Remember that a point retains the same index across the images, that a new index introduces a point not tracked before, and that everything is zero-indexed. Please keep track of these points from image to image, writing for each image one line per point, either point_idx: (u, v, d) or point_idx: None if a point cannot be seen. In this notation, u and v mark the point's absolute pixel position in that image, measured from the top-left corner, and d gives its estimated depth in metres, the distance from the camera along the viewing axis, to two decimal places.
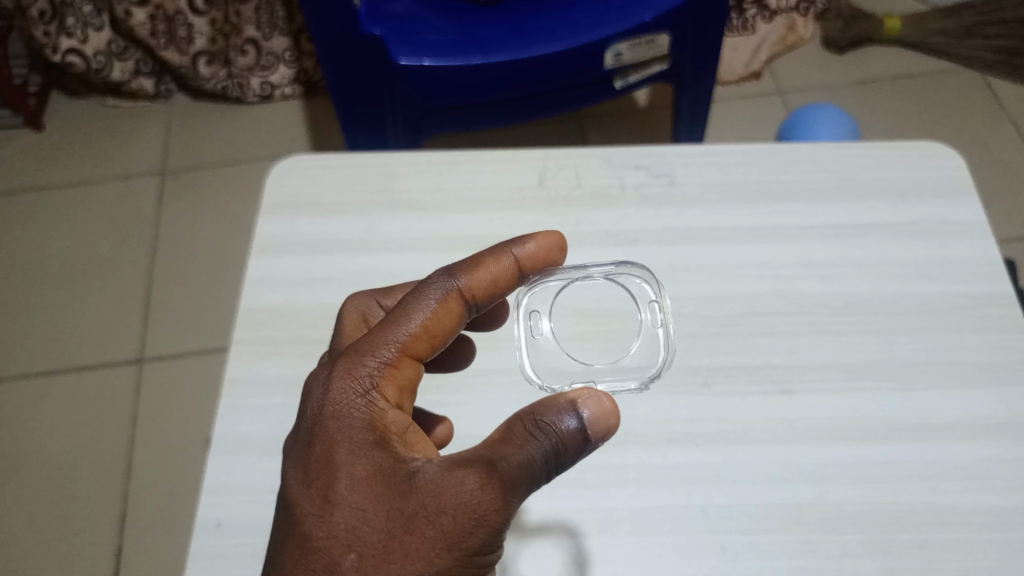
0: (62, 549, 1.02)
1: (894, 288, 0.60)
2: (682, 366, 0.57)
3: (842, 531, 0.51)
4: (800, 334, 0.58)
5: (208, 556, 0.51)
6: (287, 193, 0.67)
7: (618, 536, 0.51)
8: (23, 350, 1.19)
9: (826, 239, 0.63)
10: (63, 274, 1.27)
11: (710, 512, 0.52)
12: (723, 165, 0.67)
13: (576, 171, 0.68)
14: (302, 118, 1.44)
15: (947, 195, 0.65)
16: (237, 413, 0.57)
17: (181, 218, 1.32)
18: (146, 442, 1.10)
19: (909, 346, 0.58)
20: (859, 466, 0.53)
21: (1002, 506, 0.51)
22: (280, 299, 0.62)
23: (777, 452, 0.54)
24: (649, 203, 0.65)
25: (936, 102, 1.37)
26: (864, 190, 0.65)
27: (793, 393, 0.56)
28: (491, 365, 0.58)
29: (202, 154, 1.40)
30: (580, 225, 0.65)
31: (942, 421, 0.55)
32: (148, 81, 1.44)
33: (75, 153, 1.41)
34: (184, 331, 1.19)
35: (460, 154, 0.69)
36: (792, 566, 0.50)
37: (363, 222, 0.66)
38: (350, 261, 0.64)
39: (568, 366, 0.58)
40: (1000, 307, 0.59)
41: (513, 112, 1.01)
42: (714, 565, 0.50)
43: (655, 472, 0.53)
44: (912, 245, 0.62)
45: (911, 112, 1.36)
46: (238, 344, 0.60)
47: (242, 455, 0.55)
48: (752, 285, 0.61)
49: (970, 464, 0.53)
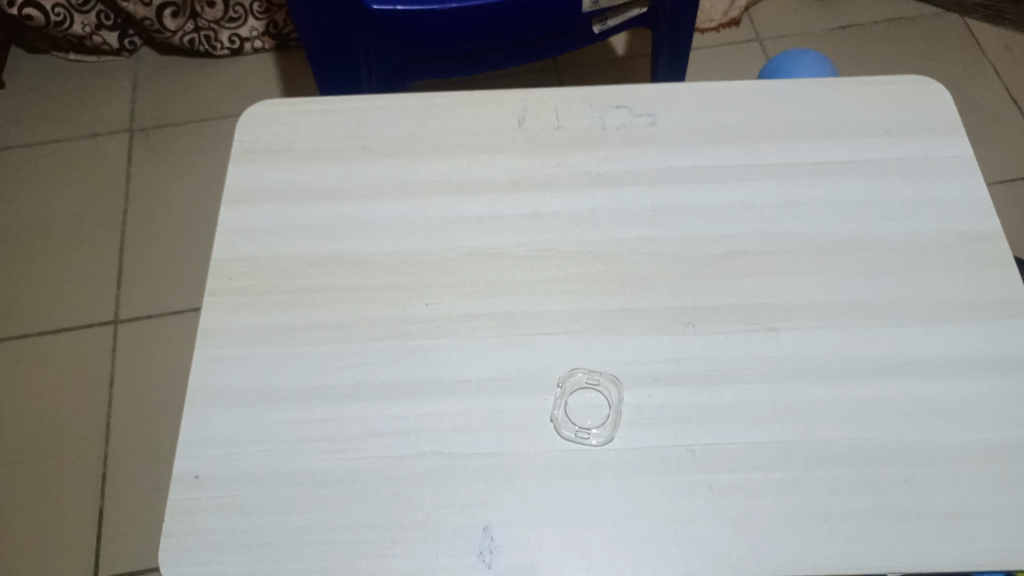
0: (43, 514, 1.01)
1: (881, 225, 0.60)
2: (667, 308, 0.56)
3: (831, 468, 0.50)
4: (785, 273, 0.58)
5: (187, 510, 0.49)
6: (260, 139, 0.65)
7: (603, 479, 0.50)
8: (17, 309, 1.16)
9: (812, 176, 0.62)
10: (43, 235, 1.24)
11: (697, 452, 0.50)
12: (705, 107, 0.66)
13: (556, 112, 0.66)
14: (274, 72, 1.40)
15: (934, 129, 0.64)
16: (214, 364, 0.55)
17: (153, 176, 1.29)
18: (125, 406, 1.08)
19: (895, 283, 0.57)
20: (845, 403, 0.52)
21: (989, 440, 0.51)
22: (255, 249, 0.60)
23: (764, 392, 0.53)
24: (631, 143, 0.64)
25: (890, 48, 1.35)
26: (849, 128, 0.64)
27: (779, 331, 0.55)
28: (456, 312, 0.57)
29: (172, 110, 1.36)
30: (560, 167, 0.63)
31: (928, 357, 0.54)
32: (112, 36, 1.38)
33: (49, 111, 1.37)
34: (159, 290, 1.18)
35: (437, 96, 0.67)
36: (779, 505, 0.48)
37: (338, 168, 0.64)
38: (324, 209, 0.62)
39: (553, 290, 0.57)
40: (986, 244, 0.59)
41: (477, 62, 0.99)
42: (702, 504, 0.49)
43: (640, 414, 0.52)
44: (899, 182, 0.61)
45: (864, 54, 1.35)
46: (213, 294, 0.58)
47: (220, 407, 0.53)
48: (736, 225, 0.60)
49: (956, 398, 0.52)
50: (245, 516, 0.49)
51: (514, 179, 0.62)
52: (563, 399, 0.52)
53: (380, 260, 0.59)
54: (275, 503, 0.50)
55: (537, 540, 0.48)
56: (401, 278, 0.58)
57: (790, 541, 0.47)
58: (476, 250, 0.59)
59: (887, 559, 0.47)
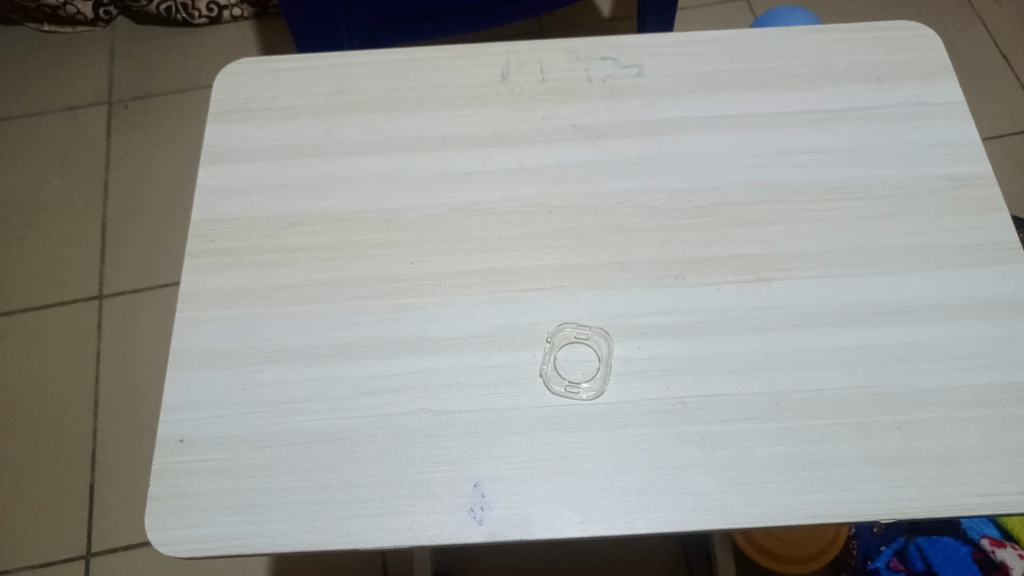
0: (34, 490, 1.00)
1: (872, 172, 0.59)
2: (656, 260, 0.55)
3: (825, 417, 0.49)
4: (776, 223, 0.57)
5: (173, 473, 0.49)
6: (237, 98, 0.64)
7: (595, 432, 0.49)
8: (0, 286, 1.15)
9: (802, 124, 0.61)
10: (24, 211, 1.21)
11: (689, 403, 0.50)
12: (692, 57, 0.64)
13: (540, 64, 0.64)
14: (254, 39, 1.37)
15: (925, 75, 0.63)
16: (196, 326, 0.54)
17: (133, 148, 1.27)
18: (113, 381, 1.07)
19: (887, 230, 0.56)
20: (838, 350, 0.51)
21: (982, 383, 0.50)
22: (235, 210, 0.59)
23: (756, 341, 0.52)
24: (618, 95, 0.62)
25: (878, 2, 1.34)
26: (838, 74, 0.63)
27: (770, 281, 0.54)
28: (443, 269, 0.56)
29: (151, 81, 1.33)
30: (546, 120, 0.62)
31: (920, 303, 0.53)
32: (86, 6, 1.35)
33: (25, 84, 1.34)
34: (144, 263, 1.16)
35: (419, 51, 0.65)
36: (773, 454, 0.48)
37: (318, 125, 0.62)
38: (305, 167, 0.60)
39: (540, 245, 0.56)
40: (979, 189, 0.58)
41: (460, 23, 0.97)
42: (694, 455, 0.48)
43: (630, 366, 0.51)
44: (889, 128, 0.60)
45: (853, 11, 1.33)
46: (194, 256, 0.57)
47: (204, 369, 0.52)
48: (725, 174, 0.59)
49: (949, 344, 0.51)
50: (233, 477, 0.48)
51: (499, 133, 0.61)
52: (551, 353, 0.52)
53: (363, 218, 0.58)
54: (262, 464, 0.49)
55: (528, 495, 0.47)
56: (386, 236, 0.57)
57: (783, 489, 0.47)
58: (461, 207, 0.58)
59: (881, 505, 0.46)
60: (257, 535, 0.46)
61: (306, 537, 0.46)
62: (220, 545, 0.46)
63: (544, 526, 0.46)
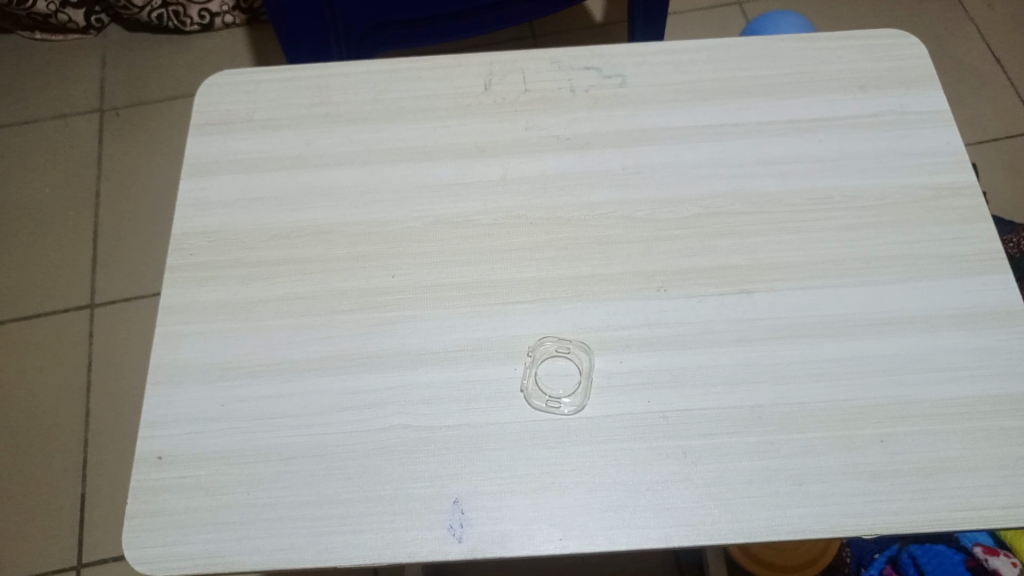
0: (24, 500, 0.99)
1: (856, 180, 0.58)
2: (638, 271, 0.55)
3: (806, 429, 0.49)
4: (758, 233, 0.56)
5: (150, 490, 0.48)
6: (219, 109, 0.63)
7: (575, 446, 0.49)
8: None
9: (784, 133, 0.60)
10: (15, 220, 1.21)
11: (670, 417, 0.49)
12: (677, 65, 0.64)
13: (523, 74, 0.64)
14: (245, 46, 1.37)
15: (910, 82, 0.63)
16: (175, 341, 0.54)
17: (125, 156, 1.26)
18: (104, 390, 1.06)
19: (871, 240, 0.56)
20: (821, 362, 0.51)
21: (965, 396, 0.50)
22: (216, 223, 0.58)
23: (738, 353, 0.51)
24: (601, 104, 0.62)
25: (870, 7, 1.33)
26: (823, 83, 0.63)
27: (753, 292, 0.54)
28: (424, 282, 0.55)
29: (143, 89, 1.33)
30: (529, 131, 0.61)
31: (903, 314, 0.53)
32: (77, 13, 1.34)
33: (17, 92, 1.33)
34: (135, 272, 1.16)
35: (401, 61, 0.65)
36: (755, 467, 0.47)
37: (300, 136, 0.62)
38: (286, 179, 0.60)
39: (521, 257, 0.56)
40: (963, 198, 0.58)
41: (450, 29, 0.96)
42: (675, 469, 0.48)
43: (612, 379, 0.51)
44: (873, 136, 0.60)
45: (845, 16, 1.33)
46: (173, 270, 0.56)
47: (183, 384, 0.52)
48: (708, 184, 0.58)
49: (933, 355, 0.51)
50: (210, 494, 0.48)
51: (481, 143, 0.61)
52: (534, 367, 0.51)
53: (345, 229, 0.58)
54: (240, 481, 0.48)
55: (507, 511, 0.47)
56: (367, 249, 0.57)
57: (765, 503, 0.46)
58: (442, 218, 0.58)
59: (863, 519, 0.46)
60: (235, 553, 0.46)
61: (284, 555, 0.46)
62: (197, 563, 0.46)
63: (524, 543, 0.46)
